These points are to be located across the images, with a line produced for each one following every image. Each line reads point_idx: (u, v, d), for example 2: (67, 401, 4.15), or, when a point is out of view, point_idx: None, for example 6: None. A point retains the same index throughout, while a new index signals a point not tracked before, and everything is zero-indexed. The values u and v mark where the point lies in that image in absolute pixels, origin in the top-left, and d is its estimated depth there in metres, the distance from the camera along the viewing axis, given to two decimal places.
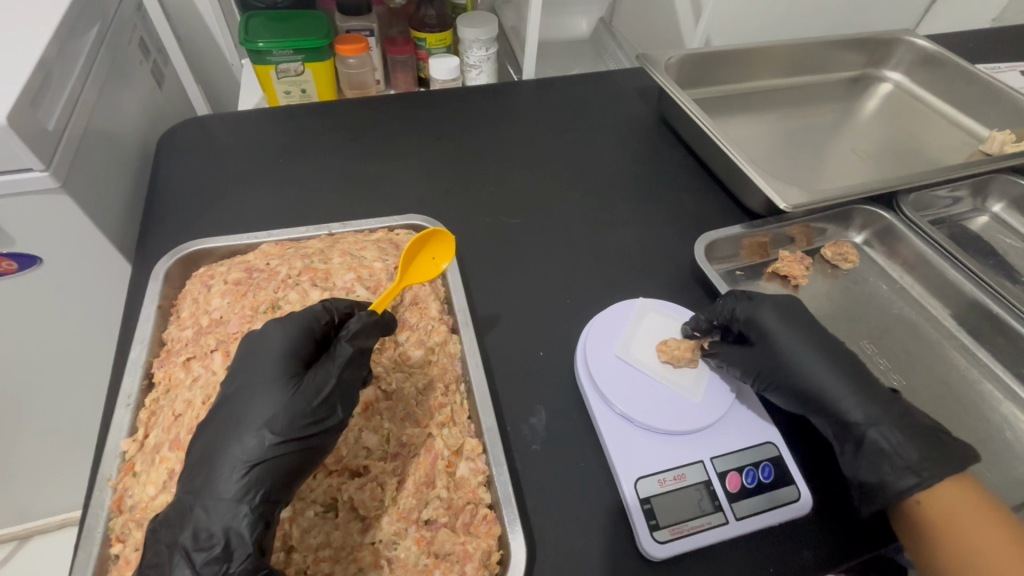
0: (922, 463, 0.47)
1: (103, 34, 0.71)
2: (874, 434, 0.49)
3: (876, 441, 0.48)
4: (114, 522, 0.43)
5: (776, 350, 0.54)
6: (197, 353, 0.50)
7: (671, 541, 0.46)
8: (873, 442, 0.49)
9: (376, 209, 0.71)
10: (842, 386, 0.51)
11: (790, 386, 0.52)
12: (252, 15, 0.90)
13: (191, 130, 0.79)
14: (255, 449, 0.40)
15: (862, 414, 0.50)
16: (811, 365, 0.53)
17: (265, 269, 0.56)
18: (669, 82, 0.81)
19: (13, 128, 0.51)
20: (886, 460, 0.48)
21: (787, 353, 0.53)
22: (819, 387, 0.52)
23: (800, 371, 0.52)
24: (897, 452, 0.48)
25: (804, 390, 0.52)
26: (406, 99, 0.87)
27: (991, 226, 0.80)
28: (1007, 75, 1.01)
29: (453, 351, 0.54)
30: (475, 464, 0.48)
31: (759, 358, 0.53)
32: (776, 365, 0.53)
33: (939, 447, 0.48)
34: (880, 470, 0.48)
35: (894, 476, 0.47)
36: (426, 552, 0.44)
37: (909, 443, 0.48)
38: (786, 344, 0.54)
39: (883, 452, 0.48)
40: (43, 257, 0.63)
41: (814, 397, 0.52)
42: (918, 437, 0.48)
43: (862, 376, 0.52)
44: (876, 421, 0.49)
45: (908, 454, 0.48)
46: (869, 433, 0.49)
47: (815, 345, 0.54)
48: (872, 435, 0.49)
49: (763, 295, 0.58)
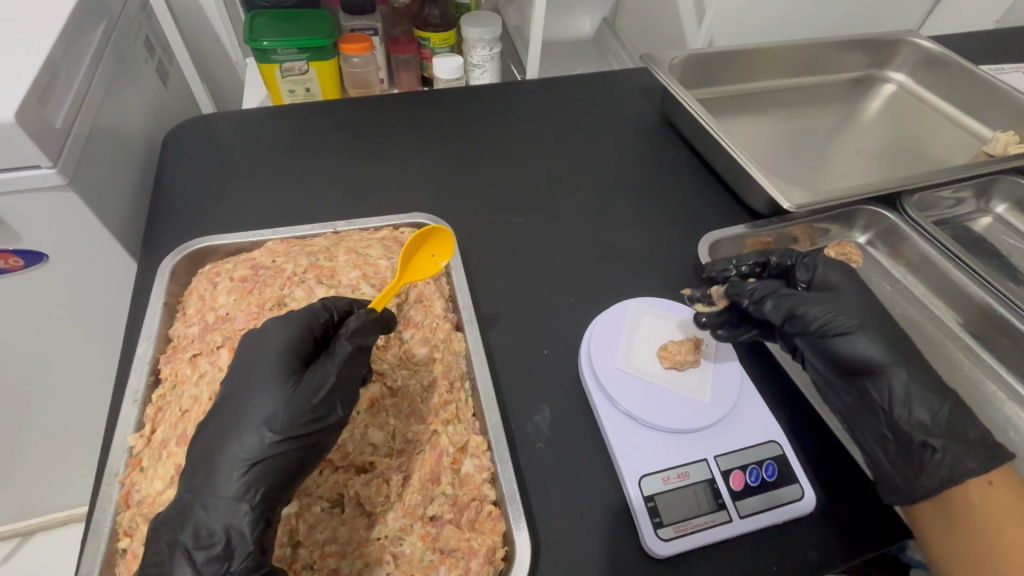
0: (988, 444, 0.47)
1: (110, 32, 0.72)
2: (944, 411, 0.48)
3: (944, 417, 0.48)
4: (122, 516, 0.43)
5: (850, 302, 0.54)
6: (204, 349, 0.50)
7: (675, 539, 0.46)
8: (943, 419, 0.48)
9: (380, 207, 0.71)
10: (901, 352, 0.51)
11: (864, 333, 0.51)
12: (256, 15, 0.90)
13: (197, 128, 0.79)
14: (255, 448, 0.40)
15: (932, 392, 0.49)
16: (881, 326, 0.53)
17: (270, 267, 0.57)
18: (674, 82, 0.81)
19: (21, 126, 0.51)
20: (954, 436, 0.47)
21: (851, 306, 0.54)
22: (888, 345, 0.51)
23: (873, 324, 0.52)
24: (962, 431, 0.48)
25: (874, 349, 0.51)
26: (410, 98, 0.87)
27: (995, 226, 0.80)
28: (1010, 77, 1.01)
29: (458, 348, 0.54)
30: (480, 461, 0.48)
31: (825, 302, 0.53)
32: (847, 313, 0.53)
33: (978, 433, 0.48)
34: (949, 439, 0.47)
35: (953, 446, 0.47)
36: (432, 548, 0.44)
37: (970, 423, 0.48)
38: (855, 298, 0.55)
39: (951, 428, 0.48)
40: (49, 254, 0.63)
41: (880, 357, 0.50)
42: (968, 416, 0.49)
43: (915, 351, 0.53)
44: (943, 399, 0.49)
45: (971, 435, 0.47)
46: (939, 410, 0.48)
47: (880, 310, 0.54)
48: (941, 410, 0.48)
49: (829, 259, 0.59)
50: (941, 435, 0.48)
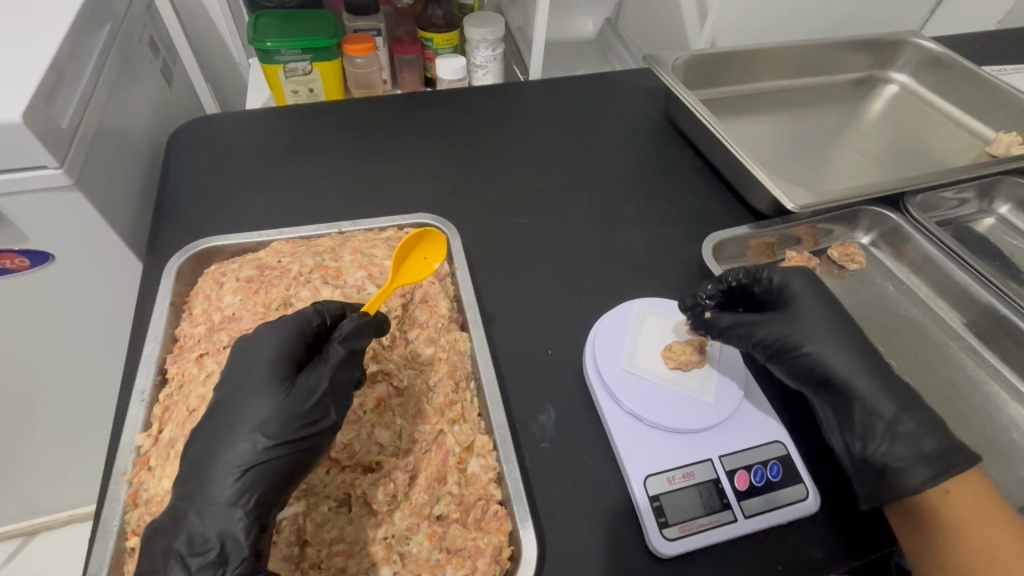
0: (951, 453, 0.47)
1: (115, 33, 0.72)
2: (903, 419, 0.48)
3: (904, 426, 0.48)
4: (130, 515, 0.44)
5: (809, 315, 0.54)
6: (210, 349, 0.51)
7: (680, 538, 0.46)
8: (903, 429, 0.48)
9: (384, 208, 0.71)
10: (863, 367, 0.51)
11: (823, 354, 0.51)
12: (260, 15, 0.90)
13: (202, 128, 0.79)
14: (248, 453, 0.40)
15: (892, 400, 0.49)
16: (841, 335, 0.52)
17: (276, 267, 0.57)
18: (677, 83, 0.81)
19: (28, 126, 0.51)
20: (912, 446, 0.48)
21: (810, 323, 0.53)
22: (847, 355, 0.51)
23: (835, 340, 0.52)
24: (924, 439, 0.48)
25: (832, 361, 0.51)
26: (413, 98, 0.87)
27: (997, 227, 0.80)
28: (1013, 77, 1.02)
29: (464, 348, 0.55)
30: (486, 460, 0.48)
31: (779, 325, 0.53)
32: (807, 329, 0.53)
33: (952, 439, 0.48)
34: (907, 455, 0.47)
35: (914, 462, 0.47)
36: (438, 547, 0.44)
37: (935, 431, 0.48)
38: (815, 309, 0.54)
39: (909, 437, 0.48)
40: (56, 254, 0.63)
41: (838, 369, 0.51)
42: (936, 428, 0.48)
43: (883, 363, 0.52)
44: (904, 406, 0.49)
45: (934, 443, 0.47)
46: (897, 419, 0.48)
47: (843, 317, 0.54)
48: (900, 418, 0.49)
49: (792, 269, 0.58)
50: (899, 453, 0.48)
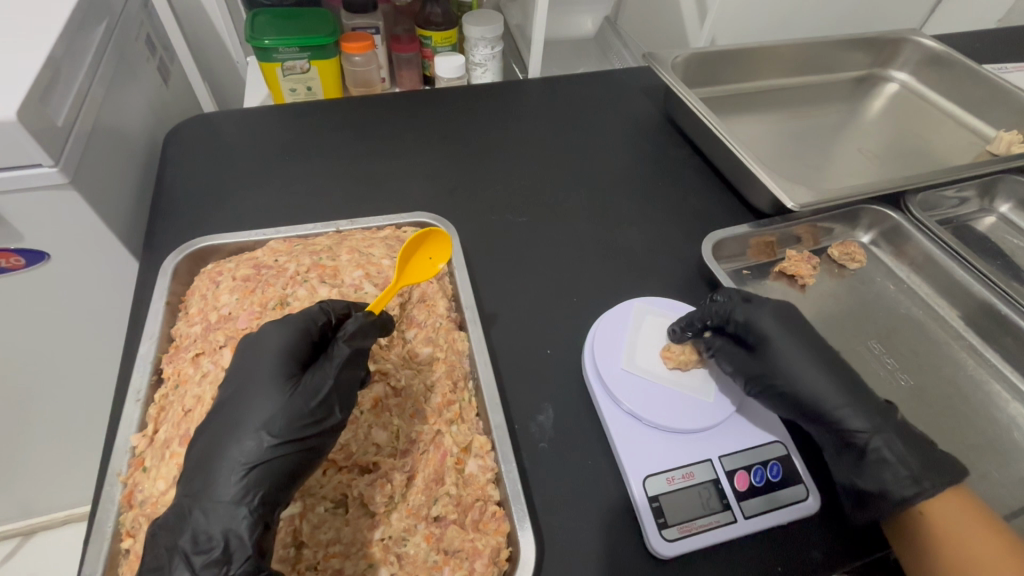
0: (924, 475, 0.47)
1: (111, 30, 0.71)
2: (878, 443, 0.48)
3: (880, 452, 0.48)
4: (125, 517, 0.43)
5: (778, 348, 0.53)
6: (206, 348, 0.50)
7: (679, 539, 0.46)
8: (879, 453, 0.48)
9: (382, 207, 0.71)
10: (834, 395, 0.51)
11: (794, 389, 0.51)
12: (257, 13, 0.90)
13: (199, 126, 0.79)
14: (253, 451, 0.40)
15: (864, 425, 0.49)
16: (811, 364, 0.52)
17: (273, 266, 0.56)
18: (677, 81, 0.80)
19: (22, 124, 0.51)
20: (888, 470, 0.47)
21: (779, 360, 0.52)
22: (818, 384, 0.51)
23: (803, 374, 0.52)
24: (897, 462, 0.47)
25: (804, 390, 0.51)
26: (412, 96, 0.87)
27: (998, 226, 0.79)
28: (1013, 76, 1.01)
29: (462, 348, 0.54)
30: (484, 461, 0.48)
31: (749, 362, 0.53)
32: (778, 362, 0.52)
33: (930, 455, 0.48)
34: (884, 480, 0.47)
35: (892, 485, 0.47)
36: (436, 548, 0.44)
37: (910, 453, 0.48)
38: (784, 341, 0.54)
39: (885, 462, 0.48)
40: (51, 253, 0.63)
41: (808, 399, 0.51)
42: (914, 447, 0.48)
43: (855, 387, 0.52)
44: (877, 429, 0.49)
45: (907, 465, 0.47)
46: (872, 444, 0.48)
47: (812, 347, 0.54)
48: (874, 443, 0.48)
49: (761, 298, 0.57)
50: (877, 480, 0.47)
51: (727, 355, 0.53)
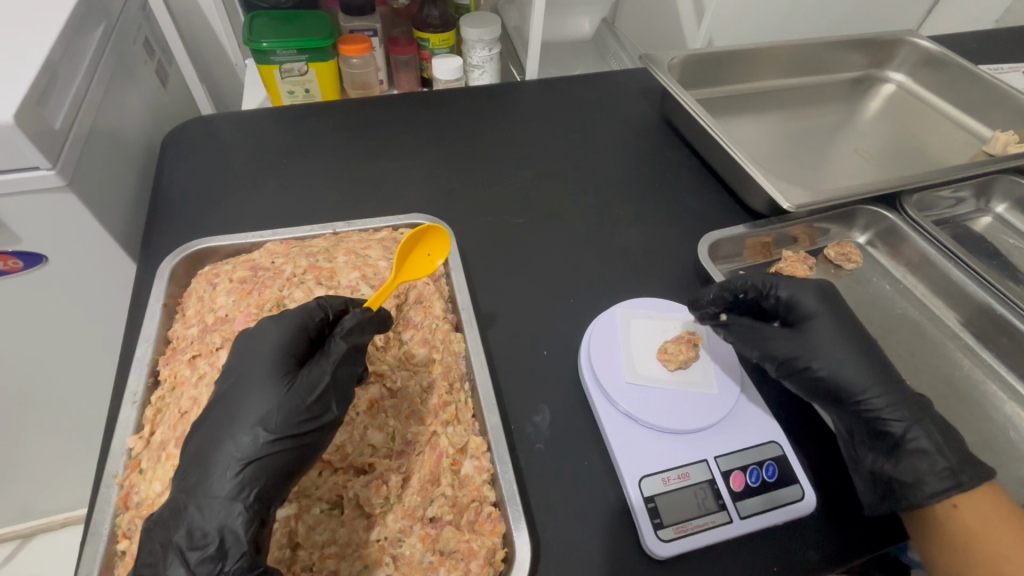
0: (961, 468, 0.47)
1: (109, 33, 0.72)
2: (915, 432, 0.49)
3: (916, 442, 0.48)
4: (120, 518, 0.43)
5: (819, 328, 0.54)
6: (203, 350, 0.50)
7: (674, 539, 0.46)
8: (915, 443, 0.48)
9: (380, 208, 0.71)
10: (875, 382, 0.51)
11: (833, 371, 0.51)
12: (255, 16, 0.90)
13: (197, 129, 0.79)
14: (250, 447, 0.40)
15: (902, 414, 0.50)
16: (853, 348, 0.53)
17: (270, 268, 0.57)
18: (673, 82, 0.81)
19: (19, 128, 0.51)
20: (924, 461, 0.48)
21: (821, 342, 0.53)
22: (859, 368, 0.51)
23: (845, 358, 0.52)
24: (934, 453, 0.48)
25: (844, 375, 0.51)
26: (409, 98, 0.87)
27: (994, 226, 0.80)
28: (1010, 76, 1.02)
29: (458, 349, 0.54)
30: (480, 462, 0.48)
31: (786, 343, 0.53)
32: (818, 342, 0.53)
33: (965, 454, 0.48)
34: (920, 470, 0.47)
35: (928, 476, 0.47)
36: (431, 549, 0.44)
37: (946, 446, 0.48)
38: (824, 320, 0.55)
39: (923, 453, 0.48)
40: (48, 256, 0.63)
41: (848, 384, 0.51)
42: (952, 442, 0.49)
43: (895, 378, 0.52)
44: (916, 420, 0.49)
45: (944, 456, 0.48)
46: (909, 433, 0.49)
47: (856, 333, 0.54)
48: (912, 433, 0.49)
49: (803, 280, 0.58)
50: (912, 470, 0.48)
51: (754, 337, 0.53)
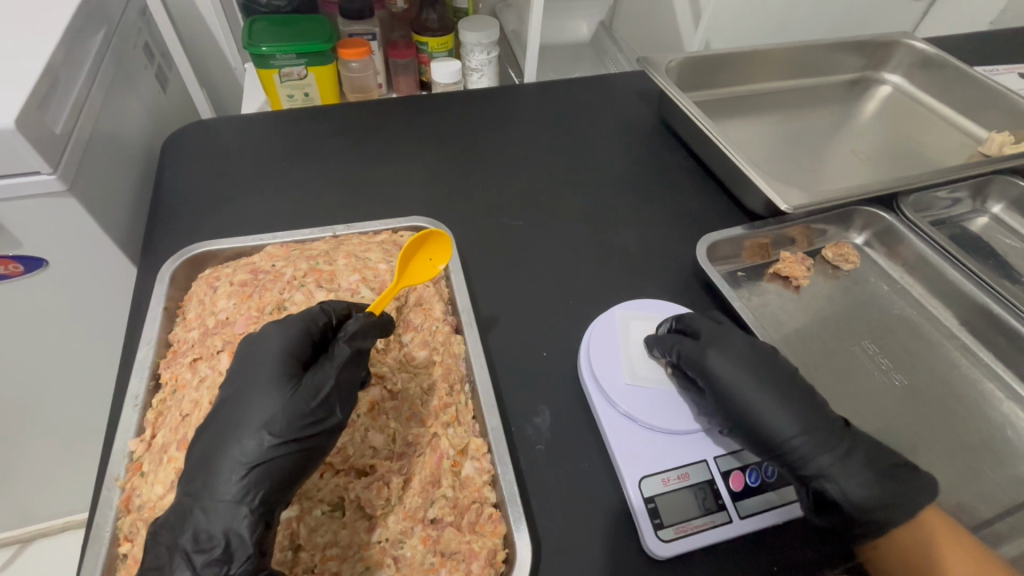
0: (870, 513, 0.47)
1: (109, 38, 0.72)
2: (829, 483, 0.47)
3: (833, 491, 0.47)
4: (122, 521, 0.43)
5: (731, 386, 0.50)
6: (204, 353, 0.50)
7: (674, 540, 0.46)
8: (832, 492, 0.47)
9: (379, 211, 0.71)
10: (790, 435, 0.49)
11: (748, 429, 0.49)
12: (255, 20, 0.91)
13: (196, 133, 0.79)
14: (254, 451, 0.40)
15: (819, 464, 0.47)
16: (768, 401, 0.50)
17: (270, 271, 0.57)
18: (670, 85, 0.81)
19: (21, 132, 0.51)
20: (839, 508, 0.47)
21: (734, 402, 0.50)
22: (776, 425, 0.49)
23: (758, 416, 0.49)
24: (847, 500, 0.47)
25: (760, 428, 0.49)
26: (408, 101, 0.87)
27: (991, 226, 0.80)
28: (1005, 78, 1.02)
29: (458, 351, 0.55)
30: (480, 463, 0.48)
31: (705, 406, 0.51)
32: (730, 399, 0.50)
33: (888, 491, 0.47)
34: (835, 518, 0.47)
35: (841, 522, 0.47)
36: (432, 550, 0.44)
37: (863, 490, 0.47)
38: (743, 379, 0.51)
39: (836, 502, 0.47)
40: (49, 259, 0.63)
41: (764, 439, 0.49)
42: (870, 485, 0.47)
43: (817, 424, 0.49)
44: (833, 469, 0.47)
45: (856, 498, 0.47)
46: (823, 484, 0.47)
47: (771, 383, 0.51)
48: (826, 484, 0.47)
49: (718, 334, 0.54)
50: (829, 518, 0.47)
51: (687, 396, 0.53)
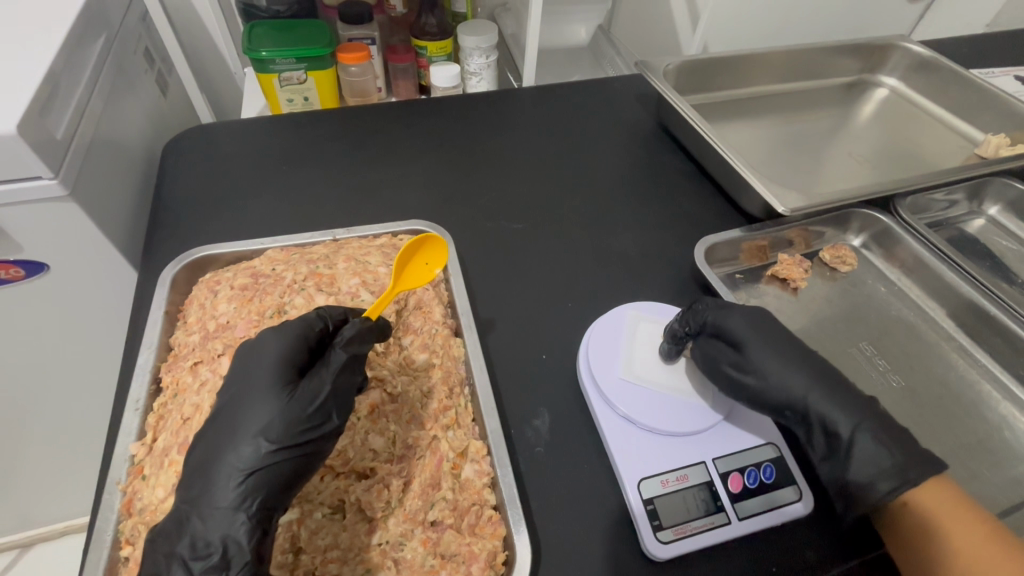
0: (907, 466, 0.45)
1: (110, 44, 0.73)
2: (860, 436, 0.46)
3: (861, 443, 0.46)
4: (124, 525, 0.44)
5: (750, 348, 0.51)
6: (205, 357, 0.51)
7: (673, 541, 0.46)
8: (859, 444, 0.46)
9: (379, 215, 0.72)
10: (813, 392, 0.49)
11: (772, 388, 0.50)
12: (254, 25, 0.91)
13: (196, 138, 0.80)
14: (251, 457, 0.40)
15: (845, 418, 0.47)
16: (788, 361, 0.50)
17: (270, 275, 0.57)
18: (668, 89, 0.82)
19: (22, 137, 0.52)
20: (873, 464, 0.46)
21: (755, 363, 0.50)
22: (797, 383, 0.49)
23: (780, 373, 0.50)
24: (883, 452, 0.46)
25: (783, 385, 0.49)
26: (408, 106, 0.88)
27: (988, 228, 0.80)
28: (1001, 80, 1.03)
29: (457, 354, 0.55)
30: (480, 466, 0.49)
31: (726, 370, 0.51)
32: (752, 358, 0.51)
33: (916, 447, 0.46)
34: (873, 475, 0.45)
35: (878, 479, 0.45)
36: (432, 553, 0.44)
37: (892, 442, 0.46)
38: (763, 342, 0.52)
39: (869, 455, 0.46)
40: (50, 264, 0.63)
41: (785, 396, 0.49)
42: (899, 437, 0.47)
43: (839, 382, 0.50)
44: (859, 423, 0.47)
45: (890, 453, 0.45)
46: (855, 438, 0.46)
47: (789, 345, 0.52)
48: (857, 437, 0.46)
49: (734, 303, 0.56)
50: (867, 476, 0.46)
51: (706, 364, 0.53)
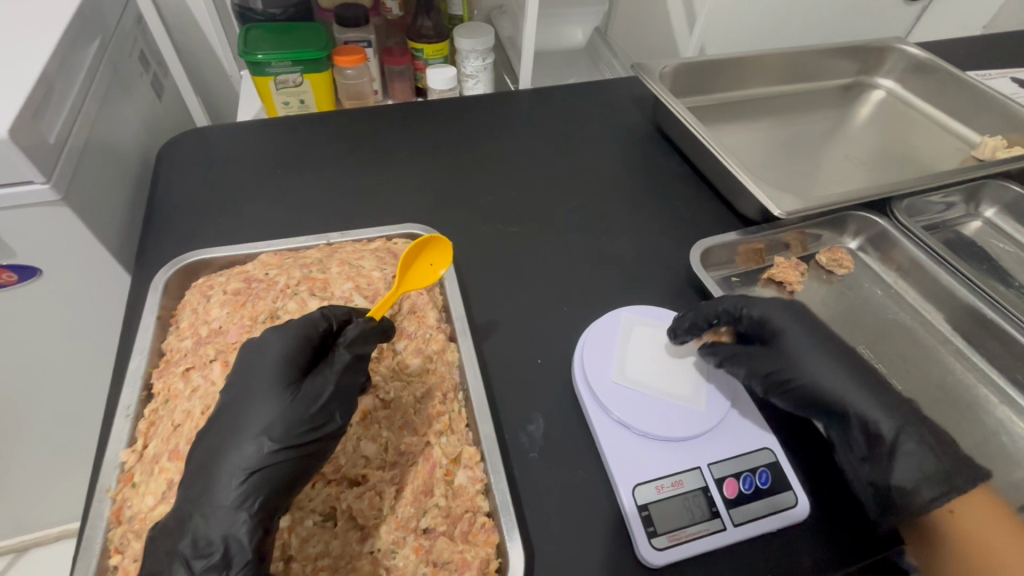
0: (948, 474, 0.47)
1: (104, 47, 0.72)
2: (903, 437, 0.49)
3: (904, 444, 0.49)
4: (113, 533, 0.43)
5: (793, 342, 0.54)
6: (196, 362, 0.50)
7: (668, 548, 0.46)
8: (902, 444, 0.49)
9: (373, 219, 0.71)
10: (854, 391, 0.51)
11: (814, 381, 0.52)
12: (250, 28, 0.91)
13: (191, 141, 0.79)
14: (253, 457, 0.40)
15: (890, 420, 0.50)
16: (831, 359, 0.53)
17: (264, 279, 0.57)
18: (665, 91, 0.81)
19: (13, 141, 0.51)
20: (916, 466, 0.48)
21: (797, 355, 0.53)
22: (839, 381, 0.52)
23: (824, 369, 0.52)
24: (925, 456, 0.48)
25: (823, 381, 0.52)
26: (403, 109, 0.88)
27: (985, 230, 0.80)
28: (998, 82, 1.03)
29: (452, 359, 0.54)
30: (473, 472, 0.48)
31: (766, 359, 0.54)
32: (794, 350, 0.54)
33: (954, 454, 0.49)
34: (914, 478, 0.47)
35: (919, 484, 0.47)
36: (425, 560, 0.44)
37: (932, 448, 0.49)
38: (807, 338, 0.55)
39: (910, 457, 0.48)
40: (43, 269, 0.63)
41: (828, 393, 0.52)
42: (939, 446, 0.49)
43: (881, 385, 0.52)
44: (901, 425, 0.50)
45: (932, 460, 0.48)
46: (899, 438, 0.49)
47: (831, 345, 0.55)
48: (901, 439, 0.49)
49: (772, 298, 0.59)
50: (909, 479, 0.47)
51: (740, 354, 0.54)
